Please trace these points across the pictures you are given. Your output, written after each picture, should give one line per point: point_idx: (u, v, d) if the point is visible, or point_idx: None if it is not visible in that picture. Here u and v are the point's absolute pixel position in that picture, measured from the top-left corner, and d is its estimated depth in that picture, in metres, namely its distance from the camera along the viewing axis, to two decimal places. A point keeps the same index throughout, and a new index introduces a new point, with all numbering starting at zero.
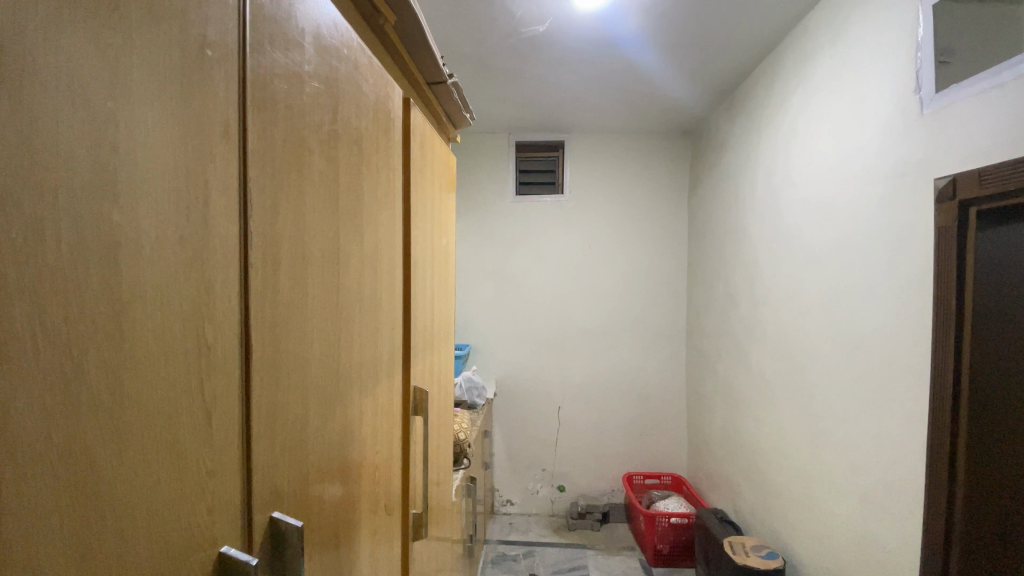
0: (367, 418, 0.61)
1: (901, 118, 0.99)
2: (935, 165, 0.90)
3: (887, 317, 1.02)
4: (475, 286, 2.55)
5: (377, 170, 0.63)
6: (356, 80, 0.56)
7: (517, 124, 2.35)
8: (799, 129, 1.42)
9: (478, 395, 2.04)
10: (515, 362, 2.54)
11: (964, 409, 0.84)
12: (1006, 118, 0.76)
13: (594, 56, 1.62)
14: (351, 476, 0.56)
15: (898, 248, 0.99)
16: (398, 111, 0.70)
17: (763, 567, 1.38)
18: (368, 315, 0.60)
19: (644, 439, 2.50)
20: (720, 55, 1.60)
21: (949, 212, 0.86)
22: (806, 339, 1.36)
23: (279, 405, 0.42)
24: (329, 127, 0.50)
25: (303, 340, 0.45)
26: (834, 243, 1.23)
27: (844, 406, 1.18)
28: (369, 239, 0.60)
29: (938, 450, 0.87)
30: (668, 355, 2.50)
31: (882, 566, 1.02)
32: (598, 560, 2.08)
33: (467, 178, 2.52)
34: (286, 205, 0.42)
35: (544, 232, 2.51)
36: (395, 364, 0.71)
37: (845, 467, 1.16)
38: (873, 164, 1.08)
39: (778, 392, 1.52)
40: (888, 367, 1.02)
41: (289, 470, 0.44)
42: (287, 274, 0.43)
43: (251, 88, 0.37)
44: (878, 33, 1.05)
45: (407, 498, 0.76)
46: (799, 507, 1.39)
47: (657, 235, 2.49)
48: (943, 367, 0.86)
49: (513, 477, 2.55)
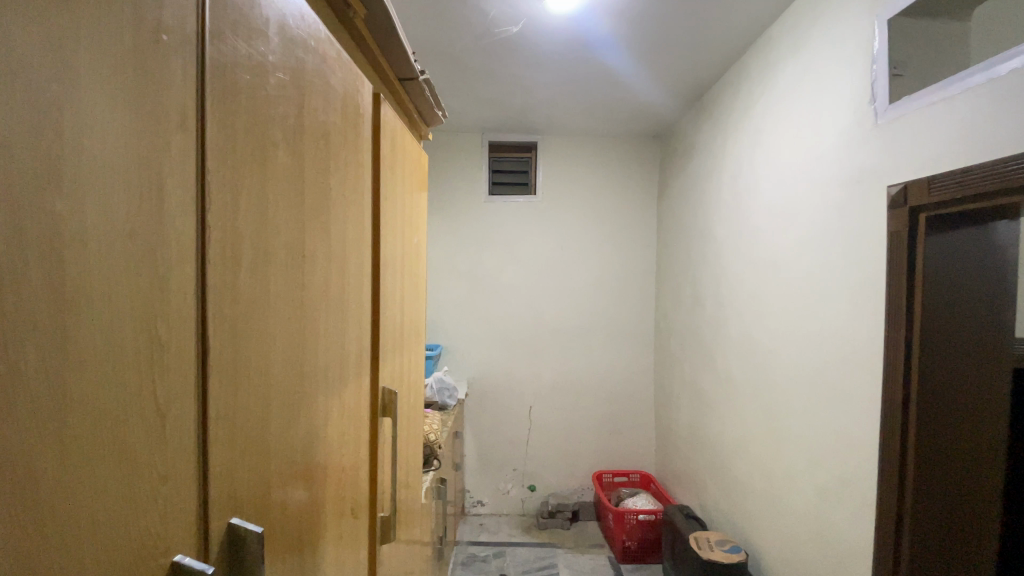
0: (333, 421, 0.59)
1: (857, 127, 1.04)
2: (889, 173, 0.94)
3: (845, 317, 1.07)
4: (446, 286, 2.52)
5: (346, 166, 0.61)
6: (324, 74, 0.55)
7: (490, 124, 2.34)
8: (762, 136, 1.47)
9: (450, 396, 2.03)
10: (486, 362, 2.53)
11: (914, 406, 0.88)
12: (953, 129, 0.80)
13: (567, 58, 1.62)
14: (316, 479, 0.55)
15: (855, 252, 1.03)
16: (367, 106, 0.69)
17: (727, 561, 1.42)
18: (334, 315, 0.59)
19: (614, 437, 2.54)
20: (691, 61, 1.64)
21: (900, 217, 0.90)
22: (768, 339, 1.41)
23: (239, 408, 0.40)
24: (295, 121, 0.48)
25: (265, 341, 0.44)
26: (795, 247, 1.28)
27: (803, 403, 1.22)
28: (336, 238, 0.59)
29: (891, 444, 0.91)
30: (637, 355, 2.54)
31: (840, 558, 1.06)
32: (568, 559, 2.09)
33: (440, 177, 2.49)
34: (247, 201, 0.41)
35: (517, 233, 2.51)
36: (363, 363, 0.70)
37: (805, 463, 1.20)
38: (831, 170, 1.13)
39: (742, 390, 1.56)
40: (845, 364, 1.06)
41: (249, 475, 0.42)
42: (248, 271, 0.41)
43: (210, 78, 0.36)
44: (838, 46, 1.10)
45: (376, 501, 0.74)
46: (761, 502, 1.43)
47: (627, 237, 2.53)
48: (895, 364, 0.91)
49: (484, 478, 2.54)
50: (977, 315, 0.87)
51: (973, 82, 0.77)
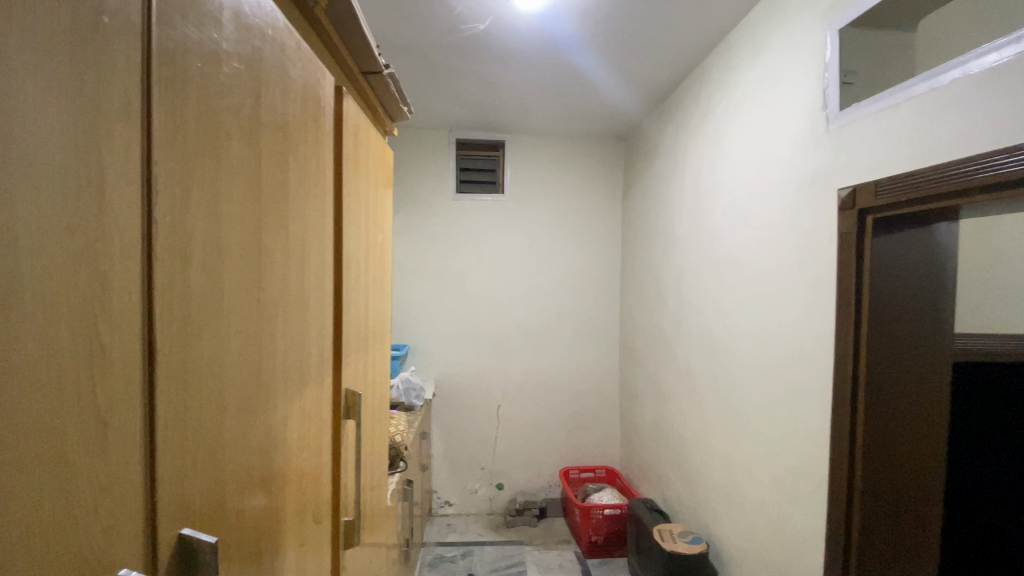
0: (293, 424, 0.57)
1: (810, 132, 1.08)
2: (839, 176, 0.99)
3: (798, 314, 1.11)
4: (412, 285, 2.47)
5: (305, 160, 0.59)
6: (282, 65, 0.53)
7: (458, 121, 2.32)
8: (721, 139, 1.51)
9: (416, 396, 2.00)
10: (454, 362, 2.51)
11: (862, 397, 0.93)
12: (898, 135, 0.85)
13: (535, 56, 1.62)
14: (275, 485, 0.53)
15: (808, 251, 1.08)
16: (329, 99, 0.67)
17: (689, 552, 1.46)
18: (293, 315, 0.57)
19: (580, 434, 2.57)
20: (656, 63, 1.67)
21: (849, 219, 0.95)
22: (727, 336, 1.45)
23: (189, 413, 0.38)
24: (250, 112, 0.46)
25: (219, 342, 0.42)
26: (752, 246, 1.32)
27: (760, 397, 1.27)
28: (295, 235, 0.57)
29: (841, 434, 0.96)
30: (603, 353, 2.59)
31: (794, 545, 1.11)
32: (535, 556, 2.11)
33: (406, 173, 2.45)
34: (198, 196, 0.39)
35: (485, 231, 2.50)
36: (325, 363, 0.68)
37: (761, 454, 1.25)
38: (786, 173, 1.18)
39: (702, 385, 1.61)
40: (799, 359, 1.11)
41: (202, 481, 0.40)
42: (200, 270, 0.39)
43: (157, 64, 0.34)
44: (793, 53, 1.14)
45: (339, 505, 0.72)
46: (720, 494, 1.48)
47: (594, 237, 2.57)
48: (845, 358, 0.95)
49: (451, 478, 2.52)
50: (918, 312, 0.93)
51: (916, 91, 0.81)
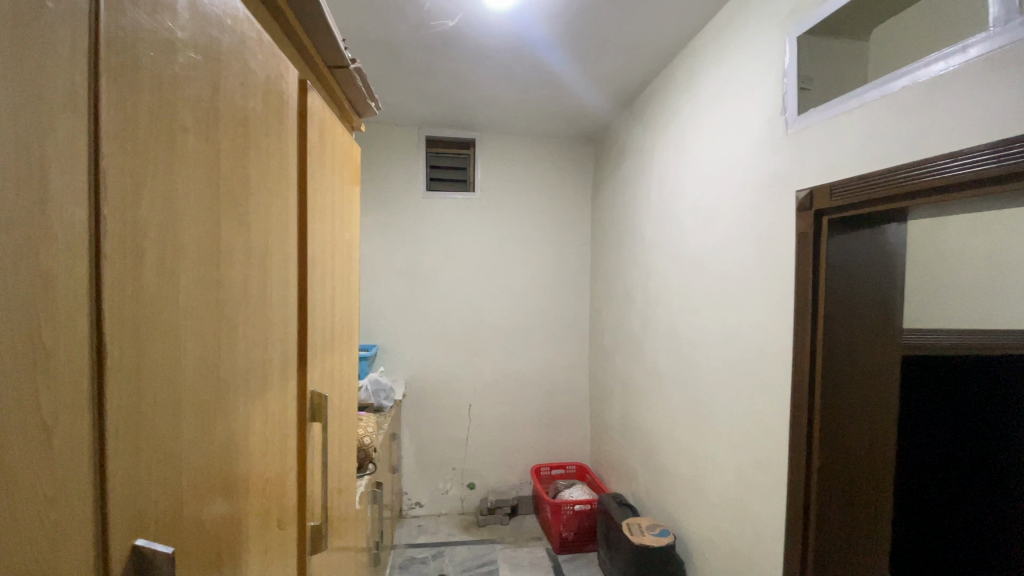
0: (255, 428, 0.55)
1: (770, 135, 1.12)
2: (797, 179, 1.03)
3: (759, 311, 1.15)
4: (380, 284, 2.43)
5: (267, 156, 0.57)
6: (242, 56, 0.51)
7: (427, 118, 2.29)
8: (687, 140, 1.55)
9: (386, 397, 1.97)
10: (424, 362, 2.48)
11: (818, 390, 0.97)
12: (852, 140, 0.88)
13: (505, 54, 1.62)
14: (236, 490, 0.51)
15: (768, 250, 1.12)
16: (292, 92, 0.65)
17: (657, 545, 1.49)
18: (254, 316, 0.55)
19: (551, 431, 2.60)
20: (624, 64, 1.69)
21: (807, 219, 0.98)
22: (692, 333, 1.49)
23: (143, 418, 0.36)
24: (208, 104, 0.45)
25: (174, 344, 0.40)
26: (716, 246, 1.36)
27: (723, 392, 1.31)
28: (257, 232, 0.55)
29: (800, 426, 1.00)
30: (573, 350, 2.62)
31: (756, 534, 1.15)
32: (507, 554, 2.11)
33: (374, 171, 2.40)
34: (151, 191, 0.37)
35: (455, 230, 2.49)
36: (289, 365, 0.66)
37: (725, 447, 1.29)
38: (748, 175, 1.21)
39: (668, 381, 1.65)
40: (760, 355, 1.15)
41: (157, 489, 0.38)
42: (153, 267, 0.38)
43: (106, 52, 0.32)
44: (755, 58, 1.18)
45: (305, 510, 0.71)
46: (686, 487, 1.52)
47: (564, 236, 2.59)
48: (803, 353, 0.99)
49: (421, 479, 2.49)
50: (869, 309, 0.97)
51: (869, 98, 0.85)
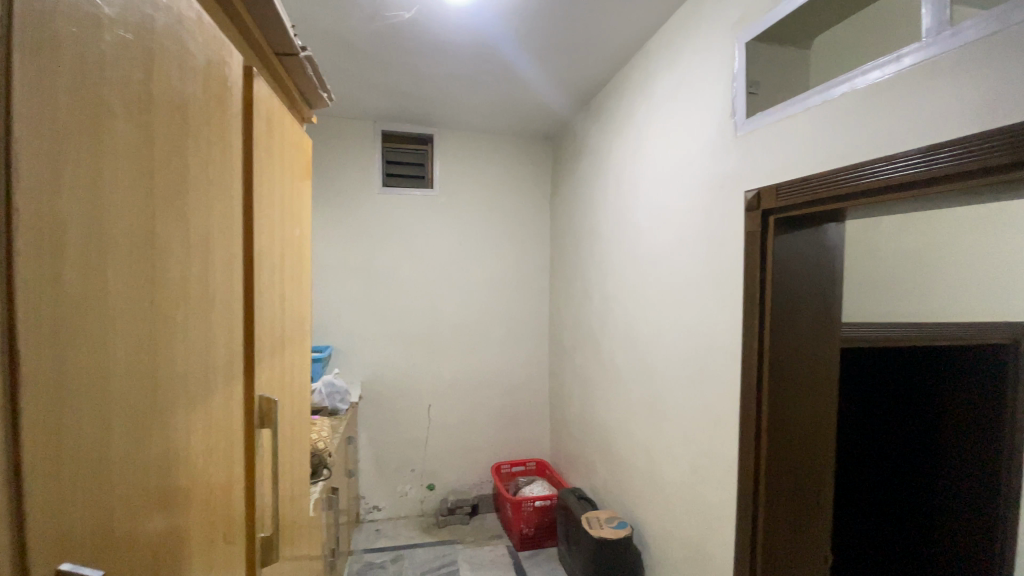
0: (197, 437, 0.52)
1: (720, 137, 1.16)
2: (745, 179, 1.07)
3: (711, 306, 1.20)
4: (334, 283, 2.35)
5: (208, 145, 0.54)
6: (180, 38, 0.47)
7: (383, 112, 2.24)
8: (642, 141, 1.58)
9: (341, 400, 1.91)
10: (382, 362, 2.42)
11: (766, 382, 1.01)
12: (795, 143, 0.93)
13: (463, 48, 1.60)
14: (176, 503, 0.48)
15: (719, 248, 1.16)
16: (236, 79, 0.61)
17: (615, 537, 1.52)
18: (194, 317, 0.51)
19: (511, 429, 2.60)
20: (582, 64, 1.71)
21: (755, 219, 1.03)
22: (648, 329, 1.53)
23: (67, 428, 0.33)
24: (140, 87, 0.41)
25: (103, 347, 0.37)
26: (670, 244, 1.40)
27: (677, 386, 1.35)
28: (197, 228, 0.51)
29: (749, 417, 1.04)
30: (533, 348, 2.63)
31: (709, 522, 1.20)
32: (467, 554, 2.10)
33: (327, 164, 2.31)
34: (75, 181, 0.34)
35: (413, 227, 2.44)
36: (234, 369, 0.62)
37: (679, 439, 1.33)
38: (700, 175, 1.25)
39: (625, 376, 1.69)
40: (713, 349, 1.19)
41: (86, 506, 0.35)
42: (78, 264, 0.34)
43: (19, 26, 0.29)
44: (706, 62, 1.22)
45: (255, 520, 0.67)
46: (643, 480, 1.55)
47: (523, 234, 2.60)
48: (751, 347, 1.03)
49: (380, 482, 2.44)
50: (812, 305, 1.03)
51: (812, 103, 0.89)
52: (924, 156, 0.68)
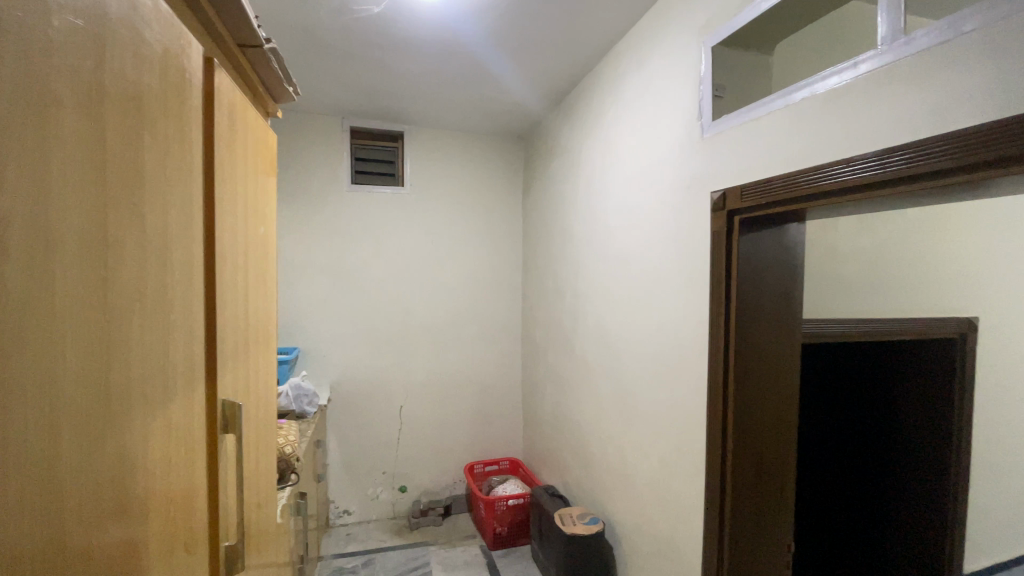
0: (155, 444, 0.50)
1: (688, 138, 1.19)
2: (711, 180, 1.10)
3: (680, 305, 1.22)
4: (302, 282, 2.29)
5: (166, 139, 0.51)
6: (135, 26, 0.45)
7: (352, 107, 2.19)
8: (612, 141, 1.60)
9: (309, 403, 1.88)
10: (352, 363, 2.38)
11: (731, 378, 1.04)
12: (758, 146, 0.96)
13: (434, 44, 1.58)
14: (134, 514, 0.46)
15: (687, 248, 1.19)
16: (196, 70, 0.59)
17: (587, 533, 1.54)
18: (152, 318, 0.49)
19: (484, 428, 2.60)
20: (554, 63, 1.72)
21: (721, 218, 1.06)
22: (618, 328, 1.55)
23: (13, 438, 0.31)
24: (91, 77, 0.39)
25: (51, 353, 0.35)
26: (639, 243, 1.43)
27: (647, 383, 1.38)
28: (154, 226, 0.49)
29: (716, 412, 1.07)
30: (506, 347, 2.64)
31: (676, 514, 1.23)
32: (440, 555, 2.09)
33: (293, 161, 2.25)
34: (18, 176, 0.32)
35: (383, 226, 2.40)
36: (195, 372, 0.60)
37: (649, 434, 1.36)
38: (668, 176, 1.28)
39: (596, 373, 1.71)
40: (681, 345, 1.21)
41: (35, 520, 0.33)
42: (22, 264, 0.32)
43: None
44: (673, 65, 1.24)
45: (218, 529, 0.65)
46: (614, 475, 1.58)
47: (495, 232, 2.59)
48: (718, 344, 1.06)
49: (350, 485, 2.39)
50: (775, 302, 1.06)
51: (774, 106, 0.92)
52: (879, 159, 0.71)
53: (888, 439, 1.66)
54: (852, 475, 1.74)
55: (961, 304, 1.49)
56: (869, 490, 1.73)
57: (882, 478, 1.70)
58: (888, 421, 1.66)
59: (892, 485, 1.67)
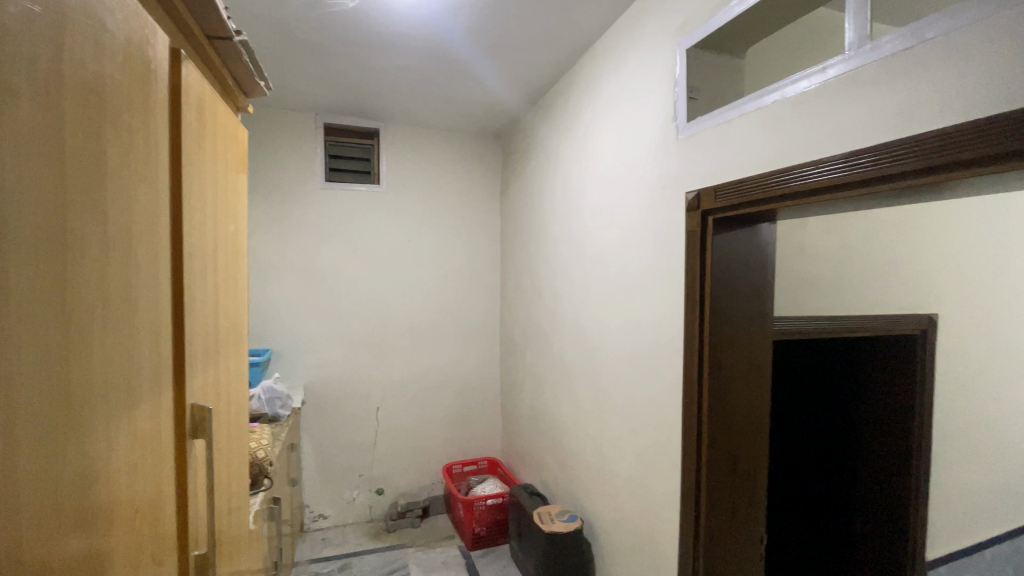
0: (120, 450, 0.48)
1: (663, 139, 1.21)
2: (687, 181, 1.12)
3: (655, 304, 1.24)
4: (275, 282, 2.23)
5: (130, 133, 0.49)
6: (96, 14, 0.43)
7: (326, 104, 2.15)
8: (589, 141, 1.62)
9: (282, 406, 1.82)
10: (327, 364, 2.34)
11: (706, 374, 1.06)
12: (731, 147, 0.98)
13: (411, 41, 1.57)
14: (97, 523, 0.44)
15: (662, 248, 1.21)
16: (162, 62, 0.56)
17: (566, 530, 1.55)
18: (116, 319, 0.47)
19: (462, 428, 2.59)
20: (532, 62, 1.72)
21: (696, 218, 1.08)
22: (595, 327, 1.56)
23: None
24: (49, 66, 0.37)
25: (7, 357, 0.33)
26: (615, 243, 1.44)
27: (624, 381, 1.39)
28: (117, 223, 0.47)
29: (691, 408, 1.09)
30: (484, 347, 2.63)
31: (653, 510, 1.25)
32: (418, 557, 2.07)
33: (265, 157, 2.19)
34: None
35: (359, 225, 2.37)
36: (162, 375, 0.58)
37: (626, 431, 1.38)
38: (644, 176, 1.29)
39: (574, 372, 1.72)
40: (657, 344, 1.23)
41: None
42: None
43: None
44: (649, 66, 1.26)
45: (187, 537, 0.63)
46: (593, 473, 1.59)
47: (473, 232, 2.59)
48: (693, 341, 1.08)
49: (325, 489, 2.35)
50: (747, 300, 1.09)
51: (747, 109, 0.94)
52: (846, 161, 0.74)
53: (854, 434, 1.72)
54: (819, 469, 1.83)
55: (922, 302, 1.56)
56: (838, 485, 1.78)
57: (850, 473, 1.74)
58: (854, 416, 1.73)
59: (862, 480, 1.71)
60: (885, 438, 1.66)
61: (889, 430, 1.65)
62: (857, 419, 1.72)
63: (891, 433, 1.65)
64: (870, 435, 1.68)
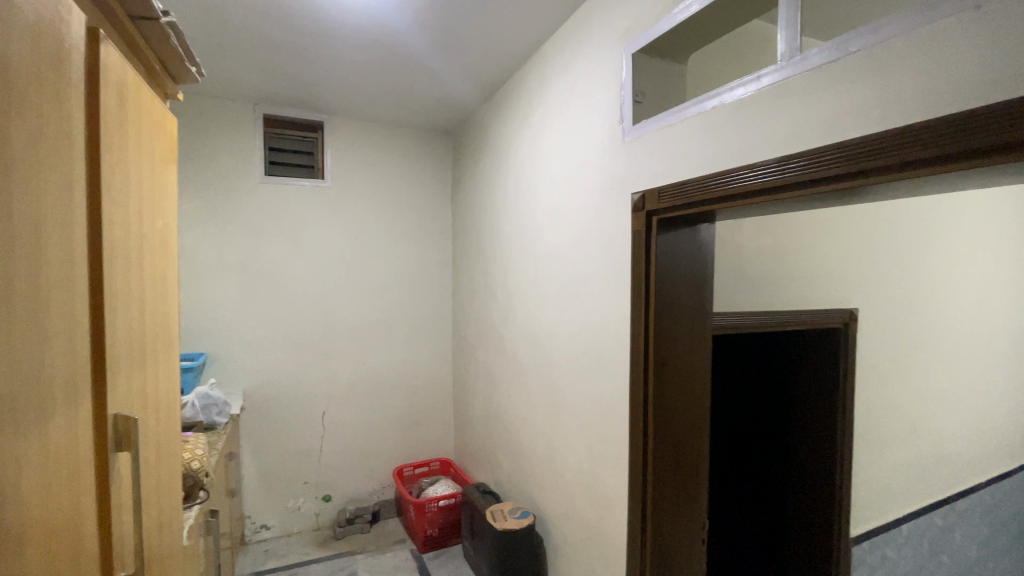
0: (30, 467, 0.43)
1: (611, 140, 1.24)
2: (632, 182, 1.15)
3: (604, 301, 1.27)
4: (210, 281, 2.10)
5: (39, 119, 0.45)
6: None
7: (266, 94, 2.05)
8: (539, 141, 1.63)
9: (218, 413, 1.71)
10: (268, 368, 2.23)
11: (651, 368, 1.10)
12: (674, 150, 1.02)
13: (356, 31, 1.52)
14: (7, 549, 0.39)
15: (610, 247, 1.24)
16: (77, 43, 0.52)
17: (519, 527, 1.56)
18: (23, 324, 0.42)
19: (413, 429, 2.55)
20: (482, 59, 1.72)
21: (641, 219, 1.11)
22: (546, 324, 1.58)
23: None
24: None
25: None
26: (566, 242, 1.46)
27: (574, 377, 1.42)
28: (24, 218, 0.43)
29: (638, 401, 1.13)
30: (435, 346, 2.60)
31: (602, 502, 1.28)
32: (368, 563, 2.02)
33: (198, 148, 2.06)
34: None
35: (303, 222, 2.28)
36: (78, 385, 0.53)
37: (576, 426, 1.40)
38: (593, 176, 1.32)
39: (526, 369, 1.73)
40: (605, 341, 1.26)
41: None
42: None
43: None
44: (597, 68, 1.28)
45: (112, 557, 0.58)
46: (544, 469, 1.61)
47: (423, 230, 2.55)
48: (639, 336, 1.12)
49: (268, 499, 2.24)
50: (689, 297, 1.14)
51: (688, 113, 0.98)
52: (778, 165, 0.79)
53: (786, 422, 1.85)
54: (755, 454, 1.98)
55: (844, 297, 1.69)
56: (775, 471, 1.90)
57: (783, 458, 1.87)
58: (785, 406, 1.85)
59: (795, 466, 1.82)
60: (812, 426, 1.78)
61: (817, 420, 1.75)
62: (789, 408, 1.84)
63: (818, 422, 1.75)
64: (800, 423, 1.81)
